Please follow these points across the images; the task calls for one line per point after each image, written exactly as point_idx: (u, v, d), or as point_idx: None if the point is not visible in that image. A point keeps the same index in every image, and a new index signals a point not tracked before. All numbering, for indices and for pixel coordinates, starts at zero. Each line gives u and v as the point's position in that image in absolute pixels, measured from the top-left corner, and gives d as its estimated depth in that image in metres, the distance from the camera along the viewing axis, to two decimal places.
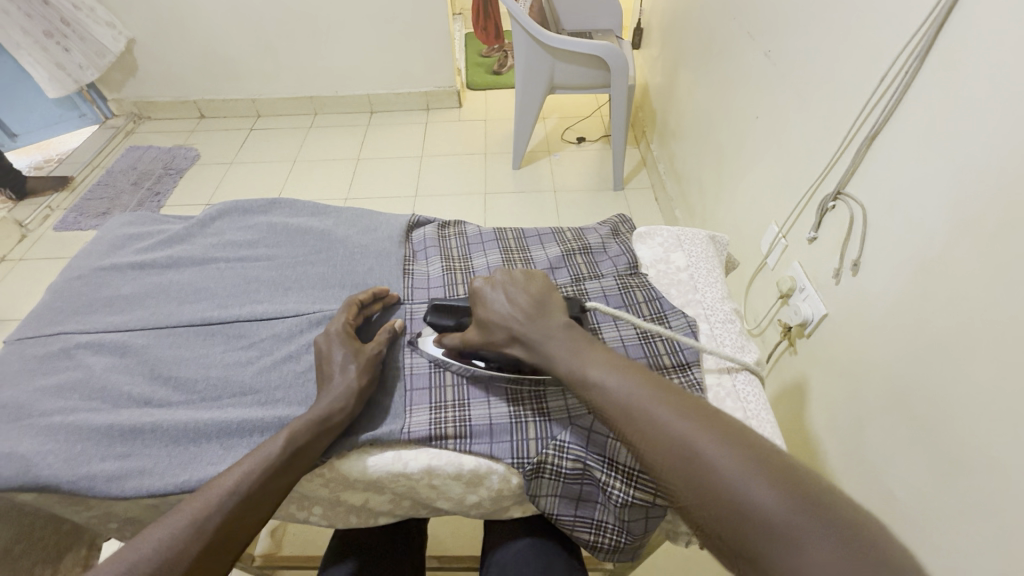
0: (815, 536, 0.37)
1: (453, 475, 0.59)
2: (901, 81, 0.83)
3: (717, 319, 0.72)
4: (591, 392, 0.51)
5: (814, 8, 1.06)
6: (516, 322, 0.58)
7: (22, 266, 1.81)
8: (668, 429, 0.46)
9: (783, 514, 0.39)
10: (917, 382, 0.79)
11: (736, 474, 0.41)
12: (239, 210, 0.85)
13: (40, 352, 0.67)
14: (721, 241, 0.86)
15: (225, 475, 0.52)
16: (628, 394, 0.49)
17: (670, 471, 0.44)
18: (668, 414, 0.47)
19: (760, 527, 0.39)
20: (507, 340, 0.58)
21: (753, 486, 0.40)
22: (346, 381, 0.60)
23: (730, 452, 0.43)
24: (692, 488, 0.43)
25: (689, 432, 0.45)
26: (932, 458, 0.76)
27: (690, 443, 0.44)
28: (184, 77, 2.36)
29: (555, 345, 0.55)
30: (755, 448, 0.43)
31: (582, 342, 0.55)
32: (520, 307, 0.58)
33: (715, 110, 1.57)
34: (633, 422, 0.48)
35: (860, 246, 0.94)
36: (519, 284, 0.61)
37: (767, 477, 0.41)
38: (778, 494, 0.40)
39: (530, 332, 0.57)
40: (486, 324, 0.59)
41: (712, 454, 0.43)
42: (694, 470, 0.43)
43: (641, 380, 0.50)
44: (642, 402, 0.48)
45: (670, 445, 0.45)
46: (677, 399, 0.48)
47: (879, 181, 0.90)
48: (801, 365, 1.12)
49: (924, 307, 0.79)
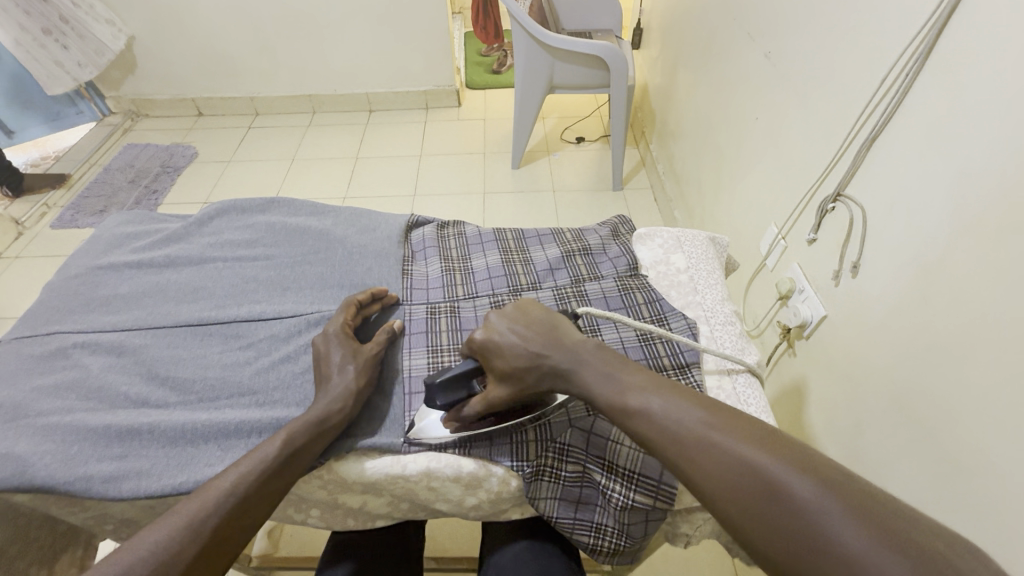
0: (900, 568, 0.35)
1: (452, 477, 0.59)
2: (901, 83, 0.83)
3: (717, 321, 0.72)
4: (635, 419, 0.48)
5: (814, 9, 1.06)
6: (544, 357, 0.55)
7: (19, 264, 1.80)
8: (725, 455, 0.43)
9: (862, 545, 0.36)
10: (917, 384, 0.79)
11: (806, 503, 0.39)
12: (238, 209, 0.84)
13: (37, 351, 0.67)
14: (721, 243, 0.86)
15: (222, 477, 0.52)
16: (677, 419, 0.47)
17: (732, 502, 0.42)
18: (722, 439, 0.44)
19: (839, 560, 0.36)
20: (540, 379, 0.55)
21: (826, 514, 0.38)
22: (344, 382, 0.60)
23: (797, 480, 0.40)
24: (758, 520, 0.40)
25: (749, 460, 0.42)
26: (933, 460, 0.76)
27: (751, 470, 0.42)
28: (182, 75, 2.35)
29: (589, 369, 0.53)
30: (822, 472, 0.40)
31: (617, 363, 0.53)
32: (540, 344, 0.56)
33: (714, 111, 1.57)
34: (685, 449, 0.45)
35: (860, 248, 0.94)
36: (524, 322, 0.58)
37: (841, 504, 0.38)
38: (855, 523, 0.37)
39: (562, 362, 0.55)
40: (514, 373, 0.56)
41: (776, 482, 0.41)
42: (762, 501, 0.41)
43: (687, 402, 0.48)
44: (694, 427, 0.45)
45: (730, 474, 0.42)
46: (730, 422, 0.45)
47: (879, 184, 0.89)
48: (800, 367, 1.12)
49: (925, 309, 0.79)
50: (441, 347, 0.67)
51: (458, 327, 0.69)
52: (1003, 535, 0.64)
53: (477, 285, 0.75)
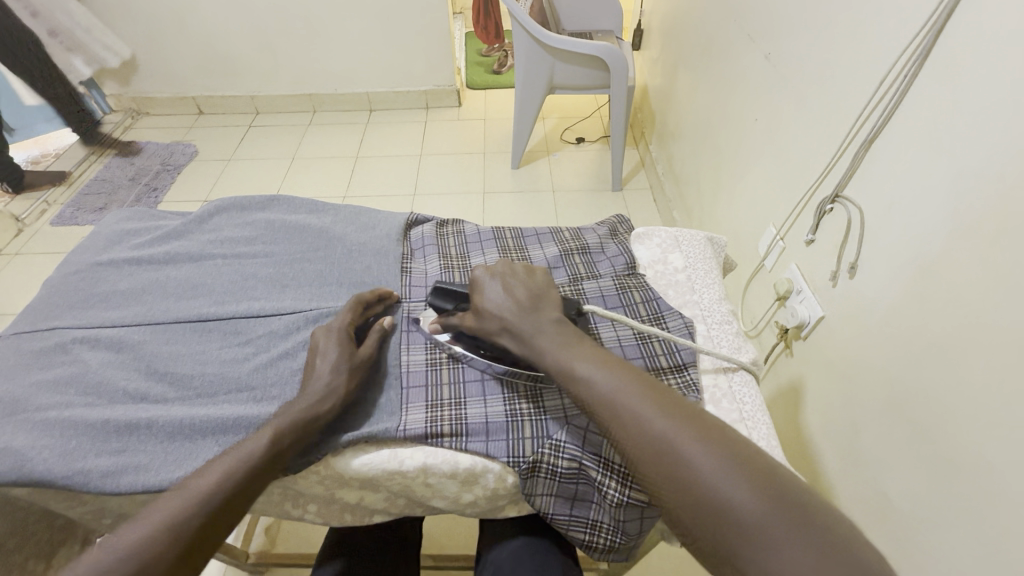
0: (788, 539, 0.38)
1: (448, 473, 0.59)
2: (900, 85, 0.84)
3: (714, 320, 0.72)
4: (575, 387, 0.51)
5: (814, 10, 1.06)
6: (509, 313, 0.58)
7: (19, 261, 1.81)
8: (650, 426, 0.46)
9: (760, 515, 0.39)
10: (911, 384, 0.80)
11: (715, 475, 0.42)
12: (238, 207, 0.84)
13: (35, 346, 0.67)
14: (719, 243, 0.86)
15: (205, 476, 0.51)
16: (612, 390, 0.49)
17: (650, 468, 0.44)
18: (650, 411, 0.47)
19: (732, 526, 0.40)
20: (498, 333, 0.59)
21: (731, 487, 0.41)
22: (333, 383, 0.60)
23: (710, 454, 0.43)
24: (670, 486, 0.43)
25: (670, 432, 0.45)
26: (926, 460, 0.76)
27: (672, 442, 0.45)
28: (183, 73, 2.36)
29: (545, 337, 0.55)
30: (734, 449, 0.43)
31: (572, 340, 0.55)
32: (516, 299, 0.59)
33: (714, 112, 1.57)
34: (617, 416, 0.48)
35: (858, 249, 0.94)
36: (513, 278, 0.62)
37: (745, 479, 0.41)
38: (751, 495, 0.40)
39: (521, 324, 0.57)
40: (482, 314, 0.60)
41: (692, 454, 0.43)
42: (675, 469, 0.43)
43: (625, 376, 0.50)
44: (625, 399, 0.48)
45: (652, 441, 0.45)
46: (661, 397, 0.48)
47: (876, 186, 0.90)
48: (797, 367, 1.12)
49: (922, 310, 0.79)
50: (439, 344, 0.67)
51: None
52: (997, 535, 0.64)
53: None
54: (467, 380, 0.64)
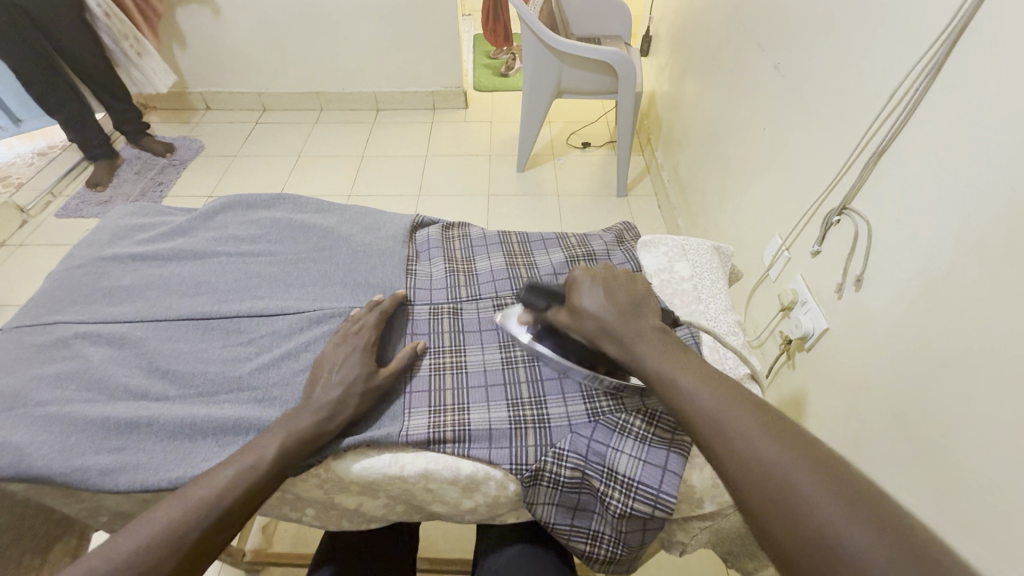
0: None
1: (449, 480, 0.58)
2: (911, 98, 0.83)
3: (720, 330, 0.71)
4: (673, 398, 0.48)
5: (823, 22, 1.06)
6: (611, 316, 0.55)
7: (22, 252, 1.81)
8: (759, 455, 0.41)
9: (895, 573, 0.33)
10: (917, 399, 0.79)
11: (844, 522, 0.36)
12: (243, 204, 0.84)
13: (37, 340, 0.67)
14: (725, 252, 0.85)
15: (207, 485, 0.51)
16: (718, 408, 0.45)
17: (755, 497, 0.40)
18: (761, 436, 0.42)
19: None
20: (598, 338, 0.55)
21: (860, 536, 0.35)
22: (343, 407, 0.58)
23: (836, 500, 0.37)
24: (781, 522, 0.39)
25: (784, 465, 0.40)
26: (928, 476, 0.76)
27: (788, 472, 0.40)
28: (193, 70, 2.37)
29: (646, 345, 0.52)
30: (862, 496, 0.38)
31: (672, 349, 0.52)
32: (615, 305, 0.56)
33: (721, 120, 1.57)
34: (721, 435, 0.44)
35: (864, 262, 0.94)
36: (611, 286, 0.58)
37: (879, 531, 0.35)
38: (887, 552, 0.34)
39: (623, 329, 0.54)
40: (583, 319, 0.57)
41: (812, 492, 0.38)
42: (790, 509, 0.38)
43: (732, 395, 0.46)
44: (731, 421, 0.44)
45: (762, 467, 0.41)
46: (773, 422, 0.43)
47: (885, 198, 0.89)
48: (799, 379, 1.12)
49: (928, 325, 0.78)
50: (442, 348, 0.68)
51: (460, 329, 0.70)
52: (1004, 556, 0.63)
53: (480, 287, 0.75)
54: (471, 386, 0.64)
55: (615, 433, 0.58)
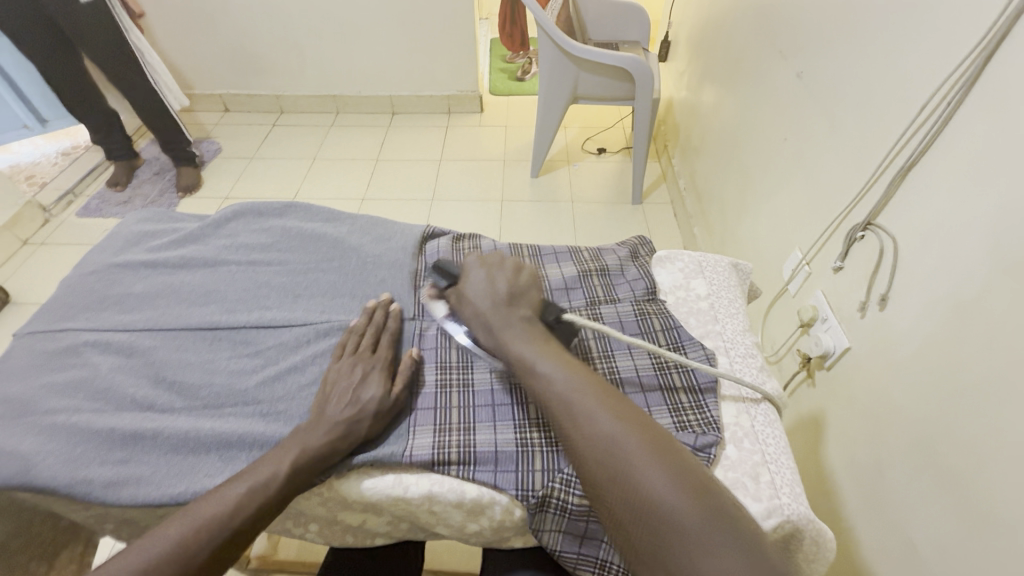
0: (720, 540, 0.44)
1: (454, 502, 0.57)
2: (942, 112, 0.80)
3: (737, 352, 0.68)
4: (535, 384, 0.55)
5: (849, 29, 1.03)
6: (483, 306, 0.61)
7: (44, 250, 1.84)
8: (599, 428, 0.51)
9: (690, 515, 0.45)
10: (943, 427, 0.76)
11: (660, 482, 0.47)
12: (254, 212, 0.84)
13: (48, 347, 0.67)
14: (744, 269, 0.83)
15: (216, 501, 0.51)
16: (568, 389, 0.54)
17: (598, 467, 0.50)
18: (604, 417, 0.52)
19: (667, 524, 0.46)
20: (473, 325, 0.62)
21: (669, 493, 0.46)
22: (350, 426, 0.57)
23: (654, 463, 0.48)
24: (618, 487, 0.49)
25: (617, 436, 0.50)
26: (957, 508, 0.72)
27: (621, 443, 0.50)
28: (214, 74, 2.40)
29: (512, 334, 0.58)
30: (670, 456, 0.49)
31: (538, 339, 0.59)
32: (488, 293, 0.62)
33: (740, 130, 1.54)
34: (573, 415, 0.53)
35: (890, 280, 0.90)
36: (489, 274, 0.63)
37: (680, 485, 0.47)
38: (684, 500, 0.46)
39: (493, 319, 0.60)
40: (461, 305, 0.63)
41: (637, 458, 0.49)
42: (622, 473, 0.49)
43: (578, 377, 0.55)
44: (580, 400, 0.53)
45: (603, 441, 0.50)
46: (610, 400, 0.54)
47: (914, 214, 0.86)
48: (819, 399, 1.08)
49: (958, 349, 0.75)
50: (450, 364, 0.66)
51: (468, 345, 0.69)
52: None
53: None
54: (478, 404, 0.62)
55: None
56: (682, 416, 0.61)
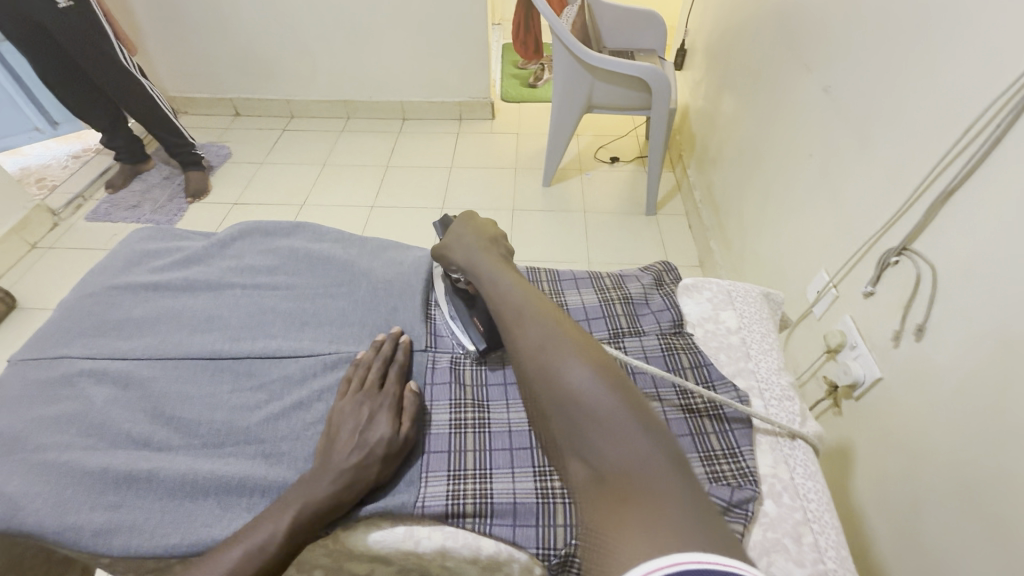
0: (629, 426, 0.40)
1: (469, 558, 0.53)
2: (990, 134, 0.75)
3: (772, 394, 0.64)
4: (493, 296, 0.57)
5: (882, 43, 0.99)
6: (465, 240, 0.67)
7: (52, 255, 1.83)
8: (531, 328, 0.50)
9: (602, 399, 0.42)
10: (987, 474, 0.71)
11: (576, 370, 0.45)
12: (262, 231, 0.81)
13: (42, 376, 0.63)
14: (775, 298, 0.78)
15: (213, 566, 0.48)
16: (516, 301, 0.55)
17: (526, 361, 0.49)
18: (541, 320, 0.51)
19: (579, 410, 0.42)
20: (452, 255, 0.67)
21: (581, 378, 0.44)
22: (350, 469, 0.53)
23: (575, 356, 0.46)
24: (538, 377, 0.47)
25: (547, 335, 0.49)
26: (1004, 564, 0.67)
27: (548, 341, 0.48)
28: (224, 77, 2.38)
29: (482, 259, 0.63)
30: (599, 355, 0.47)
31: (507, 266, 0.62)
32: (473, 230, 0.69)
33: (761, 141, 1.49)
34: (515, 322, 0.52)
35: (927, 310, 0.85)
36: (478, 218, 0.71)
37: (598, 374, 0.44)
38: (598, 385, 0.43)
39: (472, 247, 0.65)
40: (445, 244, 0.69)
41: (564, 352, 0.47)
42: (544, 365, 0.47)
43: (527, 294, 0.56)
44: (520, 308, 0.53)
45: (533, 338, 0.49)
46: (556, 313, 0.52)
47: (955, 244, 0.81)
48: (846, 428, 1.03)
49: (1005, 391, 0.70)
50: (465, 402, 0.63)
51: (484, 382, 0.65)
52: None
53: None
54: (494, 448, 0.58)
55: None
56: (716, 465, 0.57)
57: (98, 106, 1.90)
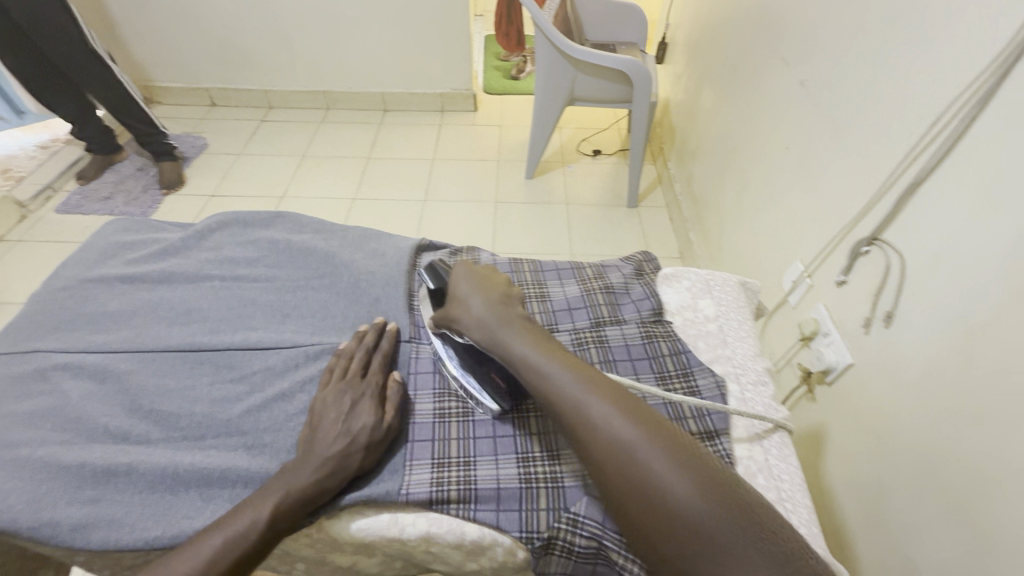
0: (741, 544, 0.41)
1: (453, 543, 0.53)
2: (955, 127, 0.78)
3: (748, 380, 0.66)
4: (543, 383, 0.52)
5: (856, 38, 1.01)
6: (479, 310, 0.59)
7: (20, 248, 1.77)
8: (605, 429, 0.48)
9: (706, 513, 0.42)
10: (949, 453, 0.74)
11: (671, 481, 0.44)
12: (241, 222, 0.80)
13: (14, 371, 0.62)
14: (751, 287, 0.81)
15: (192, 553, 0.47)
16: (572, 390, 0.51)
17: (605, 466, 0.47)
18: (614, 417, 0.48)
19: (685, 529, 0.42)
20: (464, 323, 0.60)
21: (682, 492, 0.43)
22: (333, 459, 0.53)
23: (666, 464, 0.45)
24: (627, 488, 0.45)
25: (623, 438, 0.47)
26: (966, 540, 0.70)
27: (628, 444, 0.46)
28: (199, 66, 2.32)
29: (510, 334, 0.57)
30: (681, 454, 0.46)
31: (539, 338, 0.57)
32: (481, 293, 0.62)
33: (739, 134, 1.51)
34: (580, 418, 0.49)
35: (896, 298, 0.88)
36: (482, 275, 0.64)
37: (694, 482, 0.44)
38: (699, 497, 0.43)
39: (492, 317, 0.58)
40: (452, 311, 0.61)
41: (652, 459, 0.45)
42: (632, 474, 0.45)
43: (582, 378, 0.52)
44: (584, 401, 0.50)
45: (609, 441, 0.47)
46: (622, 402, 0.50)
47: (922, 234, 0.84)
48: (818, 413, 1.07)
49: (966, 374, 0.73)
50: (448, 391, 0.63)
51: None
52: None
53: None
54: (478, 436, 0.59)
55: None
56: None
57: (65, 94, 1.83)
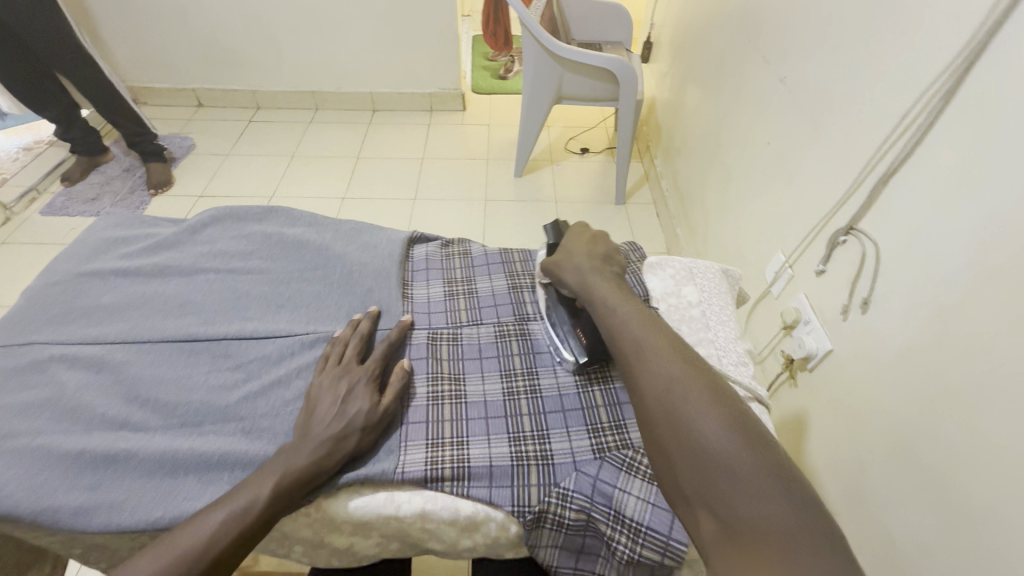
0: (759, 480, 0.42)
1: (448, 520, 0.55)
2: (924, 119, 0.81)
3: (729, 359, 0.69)
4: (608, 323, 0.58)
5: (831, 36, 1.05)
6: (578, 261, 0.66)
7: (5, 250, 1.75)
8: (656, 367, 0.52)
9: (731, 448, 0.44)
10: (922, 430, 0.78)
11: (705, 415, 0.47)
12: (233, 217, 0.81)
13: (10, 363, 0.63)
14: (732, 275, 0.84)
15: (195, 531, 0.49)
16: (631, 334, 0.56)
17: (647, 397, 0.51)
18: (666, 359, 0.52)
19: (706, 458, 0.45)
20: (563, 270, 0.67)
21: (713, 426, 0.46)
22: (331, 438, 0.55)
23: (706, 401, 0.48)
24: (664, 419, 0.49)
25: (673, 374, 0.51)
26: (937, 511, 0.74)
27: (675, 381, 0.50)
28: (186, 67, 2.32)
29: (597, 281, 0.63)
30: (726, 398, 0.48)
31: (624, 291, 0.62)
32: (586, 249, 0.69)
33: (722, 131, 1.55)
34: (634, 356, 0.54)
35: (872, 284, 0.92)
36: (586, 234, 0.71)
37: (728, 422, 0.46)
38: (729, 434, 0.45)
39: (586, 267, 0.65)
40: (555, 262, 0.69)
41: (692, 396, 0.48)
42: (670, 406, 0.49)
43: (643, 324, 0.57)
44: (641, 343, 0.54)
45: (656, 376, 0.51)
46: (679, 350, 0.53)
47: (894, 223, 0.88)
48: (801, 399, 1.10)
49: (936, 355, 0.77)
50: (441, 376, 0.65)
51: (460, 356, 0.68)
52: None
53: (481, 311, 0.74)
54: (470, 418, 0.61)
55: (622, 474, 0.55)
56: None
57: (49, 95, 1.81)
